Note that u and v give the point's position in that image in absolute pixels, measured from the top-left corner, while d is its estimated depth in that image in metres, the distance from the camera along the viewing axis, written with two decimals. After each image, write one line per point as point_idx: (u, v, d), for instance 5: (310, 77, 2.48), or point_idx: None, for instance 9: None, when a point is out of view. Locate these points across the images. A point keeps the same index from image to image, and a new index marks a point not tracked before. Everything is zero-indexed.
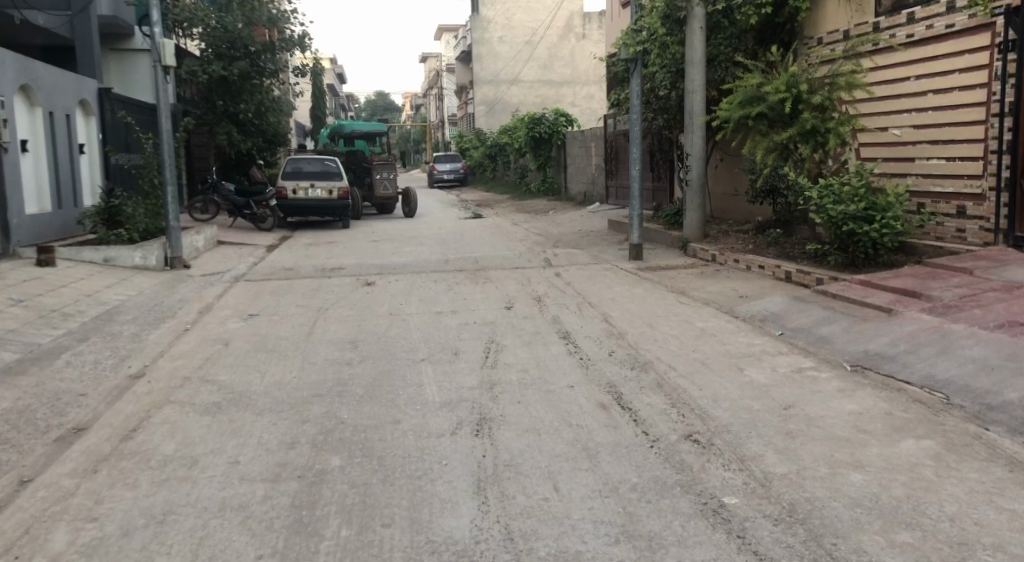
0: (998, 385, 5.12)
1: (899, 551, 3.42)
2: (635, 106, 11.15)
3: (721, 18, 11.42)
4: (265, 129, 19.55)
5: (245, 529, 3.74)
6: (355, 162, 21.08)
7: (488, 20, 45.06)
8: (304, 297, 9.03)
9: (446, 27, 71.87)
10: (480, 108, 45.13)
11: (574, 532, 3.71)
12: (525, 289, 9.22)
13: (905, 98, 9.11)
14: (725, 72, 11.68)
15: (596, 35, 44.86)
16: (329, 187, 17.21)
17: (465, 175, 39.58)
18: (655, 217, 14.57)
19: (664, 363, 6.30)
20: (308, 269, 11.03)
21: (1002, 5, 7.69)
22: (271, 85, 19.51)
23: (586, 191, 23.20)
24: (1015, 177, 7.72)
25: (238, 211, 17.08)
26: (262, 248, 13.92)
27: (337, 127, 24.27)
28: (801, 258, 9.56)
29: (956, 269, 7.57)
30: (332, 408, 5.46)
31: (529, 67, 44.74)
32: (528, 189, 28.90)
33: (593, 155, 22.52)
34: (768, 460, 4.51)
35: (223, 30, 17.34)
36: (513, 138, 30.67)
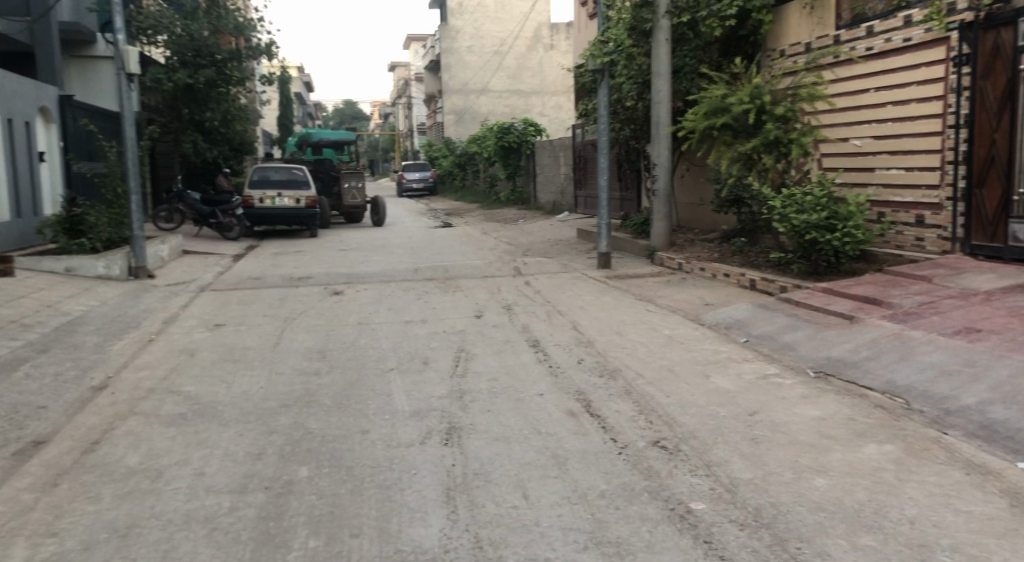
0: (956, 391, 5.24)
1: (861, 554, 3.49)
2: (602, 116, 11.19)
3: (686, 30, 11.52)
4: (232, 138, 19.35)
5: (211, 542, 3.70)
6: (323, 170, 20.83)
7: (456, 29, 44.81)
8: (271, 307, 8.94)
9: (415, 37, 71.91)
10: (449, 118, 45.12)
11: (543, 539, 3.73)
12: (495, 298, 9.23)
13: (864, 110, 9.31)
14: (690, 83, 11.83)
15: (563, 45, 45.50)
16: (296, 196, 17.03)
17: (433, 184, 39.59)
18: (623, 226, 14.70)
19: (632, 370, 6.35)
20: (275, 278, 10.92)
21: (956, 19, 7.95)
22: (238, 92, 19.23)
23: (555, 200, 23.32)
24: (971, 187, 7.96)
25: (204, 220, 16.94)
26: (228, 257, 13.77)
27: (303, 134, 23.93)
28: (765, 267, 9.71)
29: (915, 278, 7.73)
30: (300, 419, 5.41)
31: (497, 77, 44.89)
32: (498, 197, 29.03)
33: (562, 164, 22.69)
34: (734, 466, 4.57)
35: (189, 37, 17.08)
36: (481, 147, 30.73)
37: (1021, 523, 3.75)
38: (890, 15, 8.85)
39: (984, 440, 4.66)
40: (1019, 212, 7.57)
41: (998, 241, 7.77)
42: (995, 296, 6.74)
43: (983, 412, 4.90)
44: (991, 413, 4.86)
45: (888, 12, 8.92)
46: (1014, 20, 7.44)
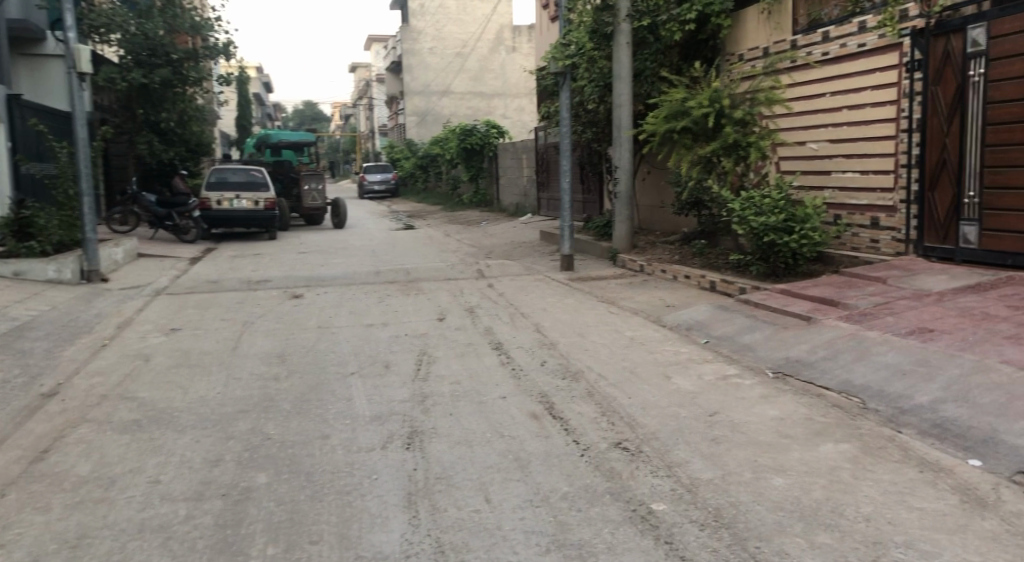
0: (909, 390, 5.35)
1: (819, 553, 3.54)
2: (564, 119, 11.22)
3: (646, 34, 11.63)
4: (188, 139, 19.14)
5: (166, 551, 3.62)
6: (283, 172, 20.60)
7: (417, 31, 44.66)
8: (228, 311, 8.78)
9: (376, 38, 71.45)
10: (411, 120, 44.95)
11: (505, 542, 3.71)
12: (457, 300, 9.20)
13: (820, 114, 9.46)
14: (651, 86, 11.92)
15: (525, 48, 45.70)
16: (254, 199, 16.83)
17: (395, 186, 39.37)
18: (586, 228, 14.76)
19: (594, 372, 6.36)
20: (233, 281, 10.75)
21: (908, 26, 8.14)
22: (195, 93, 18.90)
23: (518, 202, 23.38)
24: (924, 189, 8.14)
25: (160, 222, 16.60)
26: (185, 260, 13.52)
27: (262, 135, 23.56)
28: (724, 269, 9.82)
29: (870, 279, 7.88)
30: (258, 424, 5.33)
31: (460, 78, 44.84)
32: (460, 199, 28.99)
33: (524, 167, 22.74)
34: (695, 466, 4.61)
35: (143, 36, 16.73)
36: (443, 149, 30.68)
37: (972, 519, 3.83)
38: (845, 21, 9.01)
39: (937, 438, 4.76)
40: (968, 215, 7.75)
41: (949, 243, 7.96)
42: (947, 296, 6.90)
43: (935, 410, 5.01)
44: (943, 411, 4.97)
45: (844, 17, 9.06)
46: (963, 27, 7.66)
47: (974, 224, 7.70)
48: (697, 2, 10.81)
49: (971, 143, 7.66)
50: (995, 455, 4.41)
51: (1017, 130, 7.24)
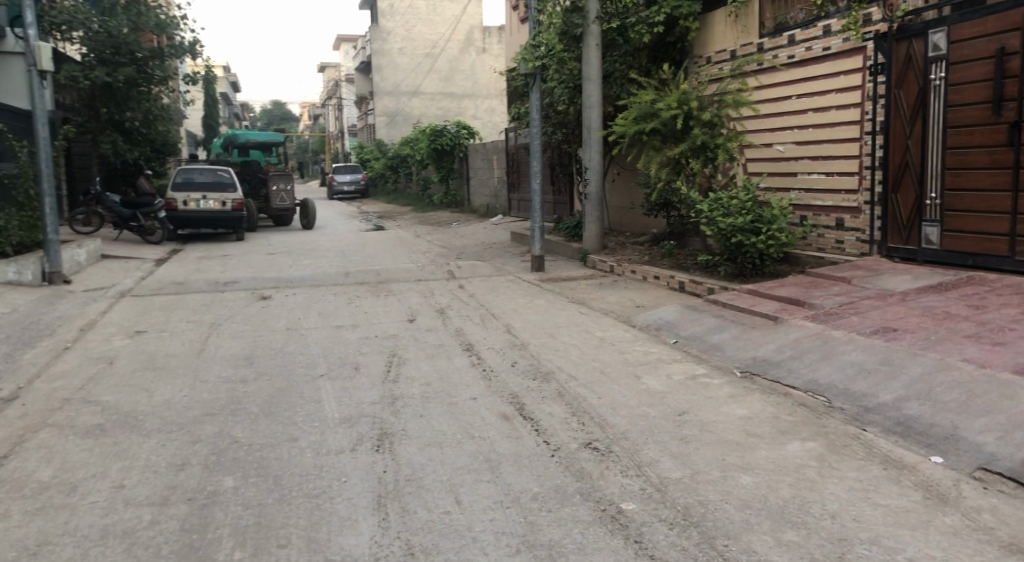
0: (874, 388, 5.43)
1: (785, 550, 3.58)
2: (535, 120, 11.24)
3: (616, 35, 11.73)
4: (153, 139, 18.90)
5: (130, 557, 3.56)
6: (251, 172, 20.50)
7: (387, 31, 44.51)
8: (194, 313, 8.66)
9: (346, 38, 71.01)
10: (381, 120, 44.74)
11: (475, 544, 3.70)
12: (427, 302, 9.17)
13: (787, 116, 9.59)
14: (620, 88, 12.01)
15: (495, 49, 45.76)
16: (221, 199, 16.71)
17: (365, 186, 39.13)
18: (557, 229, 14.80)
19: (565, 373, 6.38)
20: (199, 283, 10.61)
21: (872, 30, 8.30)
22: (160, 92, 18.70)
23: (488, 203, 23.41)
24: (888, 191, 8.28)
25: (124, 223, 16.13)
26: (150, 261, 13.30)
27: (230, 134, 23.02)
28: (693, 269, 9.92)
29: (836, 279, 7.99)
30: (225, 428, 5.26)
31: (430, 79, 44.76)
32: (431, 200, 28.92)
33: (495, 167, 22.75)
34: (664, 466, 4.63)
35: (106, 34, 16.49)
36: (413, 149, 30.56)
37: (934, 515, 3.90)
38: (810, 24, 9.14)
39: (900, 436, 4.84)
40: (931, 216, 7.89)
41: (912, 243, 8.10)
42: (910, 296, 7.01)
43: (899, 408, 5.10)
44: (906, 409, 5.05)
45: (809, 21, 9.18)
46: (925, 31, 7.81)
47: (936, 225, 7.84)
48: (665, 5, 10.96)
49: (933, 145, 7.81)
50: (956, 452, 4.49)
51: (976, 133, 7.39)
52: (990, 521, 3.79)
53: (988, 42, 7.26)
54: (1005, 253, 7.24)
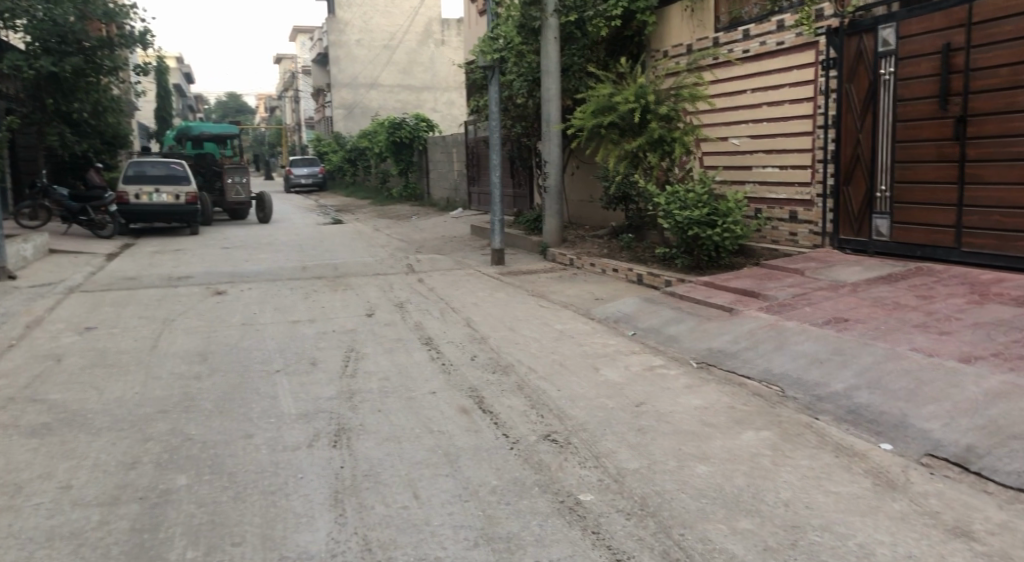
0: (826, 377, 5.53)
1: (739, 538, 3.63)
2: (493, 113, 11.20)
3: (573, 29, 11.66)
4: (103, 131, 18.68)
5: (78, 559, 3.48)
6: (205, 165, 20.21)
7: (345, 22, 44.14)
8: (146, 308, 8.49)
9: (304, 30, 70.10)
10: (339, 112, 44.31)
11: (433, 538, 3.69)
12: (386, 296, 9.11)
13: (742, 110, 9.70)
14: (579, 81, 12.02)
15: (454, 42, 45.80)
16: (175, 192, 16.44)
17: (322, 179, 38.71)
18: (517, 223, 14.82)
19: (524, 365, 6.39)
20: (151, 278, 10.39)
21: (824, 25, 8.42)
22: (109, 83, 18.33)
23: (448, 197, 23.40)
24: (839, 184, 8.44)
25: (73, 217, 15.71)
26: (101, 257, 13.00)
27: (183, 127, 22.22)
28: (652, 262, 10.01)
29: (789, 270, 8.12)
30: (179, 425, 5.17)
31: (388, 71, 44.49)
32: (389, 193, 28.75)
33: (454, 161, 22.73)
34: (621, 457, 4.66)
35: (51, 22, 15.92)
36: (371, 142, 30.34)
37: (883, 501, 3.98)
38: (764, 19, 9.26)
39: (851, 424, 4.94)
40: (881, 208, 8.07)
41: (863, 236, 8.28)
42: (860, 287, 7.15)
43: (850, 397, 5.20)
44: (857, 398, 5.15)
45: (763, 16, 9.30)
46: (875, 27, 7.96)
47: (886, 217, 8.02)
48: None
49: (882, 139, 7.97)
50: (905, 439, 4.60)
51: (924, 127, 7.55)
52: (936, 506, 3.88)
53: (934, 38, 7.42)
54: (951, 245, 7.42)
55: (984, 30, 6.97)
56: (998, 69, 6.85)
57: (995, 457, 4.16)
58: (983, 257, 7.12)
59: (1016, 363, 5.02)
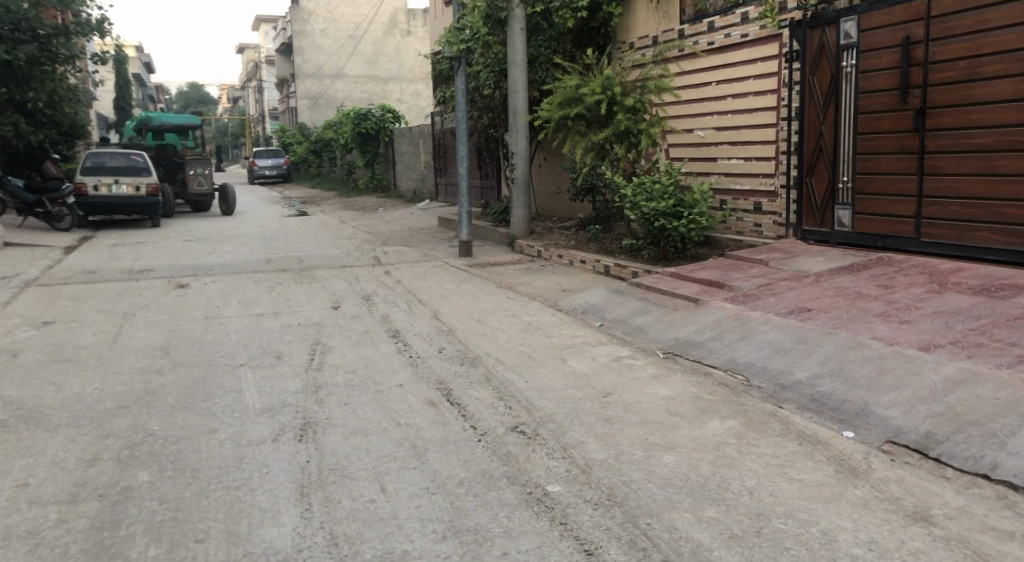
0: (791, 366, 5.60)
1: (705, 526, 3.66)
2: (460, 104, 11.15)
3: (540, 20, 11.72)
4: (59, 120, 17.99)
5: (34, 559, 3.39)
6: (166, 156, 19.94)
7: (309, 12, 43.66)
8: (107, 302, 8.32)
9: (267, 19, 69.10)
10: (304, 103, 43.82)
11: (400, 531, 3.66)
12: (353, 288, 9.04)
13: (707, 102, 9.78)
14: (545, 73, 12.05)
15: (420, 32, 45.51)
16: (136, 183, 16.14)
17: (287, 171, 38.25)
18: (484, 214, 14.79)
19: (492, 357, 6.38)
20: (111, 271, 10.20)
21: (787, 17, 8.52)
22: (66, 72, 18.06)
23: (415, 188, 23.28)
24: (803, 175, 8.56)
25: (29, 209, 15.45)
26: (58, 250, 12.71)
27: (144, 118, 21.89)
28: (618, 253, 10.05)
29: (753, 261, 8.21)
30: (140, 420, 5.08)
31: (353, 62, 44.13)
32: (355, 185, 28.53)
33: (421, 152, 22.60)
34: (589, 447, 4.67)
35: (4, 9, 15.57)
36: (337, 133, 30.03)
37: (845, 487, 4.04)
38: (729, 12, 9.32)
39: (815, 412, 5.01)
40: (843, 199, 8.19)
41: (826, 226, 8.40)
42: (823, 277, 7.24)
43: (813, 386, 5.27)
44: (820, 386, 5.23)
45: (727, 8, 9.37)
46: (836, 20, 8.05)
47: (848, 208, 8.14)
48: None
49: (844, 131, 8.09)
50: (866, 427, 4.67)
51: (884, 119, 7.67)
52: (897, 491, 3.95)
53: (894, 31, 7.51)
54: (911, 236, 7.55)
55: (942, 23, 7.08)
56: (957, 61, 6.97)
57: (953, 443, 4.24)
58: (942, 247, 7.26)
59: (973, 350, 5.12)
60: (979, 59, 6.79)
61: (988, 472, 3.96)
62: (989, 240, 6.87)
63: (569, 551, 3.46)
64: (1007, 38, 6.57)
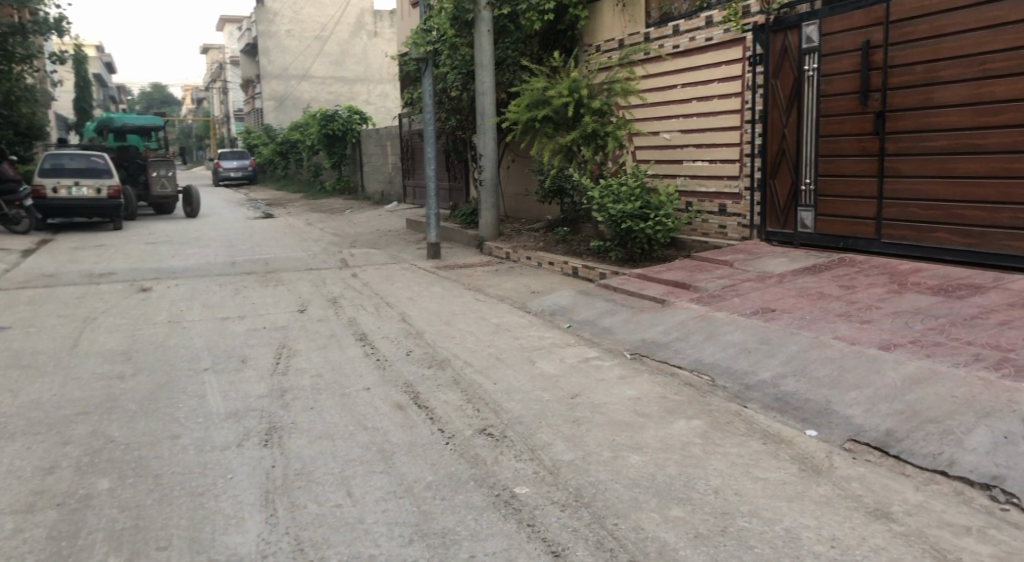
0: (755, 366, 5.67)
1: (671, 526, 3.69)
2: (427, 106, 11.12)
3: (507, 23, 11.82)
4: (16, 120, 17.97)
5: None
6: (127, 158, 19.69)
7: (274, 13, 43.31)
8: (66, 307, 8.17)
9: (232, 19, 68.35)
10: (269, 104, 43.42)
11: (367, 536, 3.64)
12: (319, 291, 8.97)
13: (672, 104, 9.88)
14: (513, 75, 12.11)
15: (387, 33, 45.35)
16: (96, 186, 15.86)
17: (253, 173, 37.87)
18: (453, 216, 14.76)
19: (460, 360, 6.37)
20: (71, 275, 10.03)
21: (750, 21, 8.63)
22: (23, 72, 17.73)
23: (382, 190, 23.18)
24: (766, 177, 8.68)
25: None
26: (15, 254, 12.42)
27: (105, 118, 21.38)
28: (586, 255, 10.10)
29: (718, 262, 8.29)
30: (100, 427, 4.99)
31: (319, 62, 43.85)
32: (322, 187, 28.35)
33: (388, 154, 22.53)
34: (556, 449, 4.68)
35: None
36: (303, 135, 29.76)
37: (809, 485, 4.10)
38: (694, 15, 9.41)
39: (778, 411, 5.07)
40: (806, 201, 8.31)
41: (789, 227, 8.52)
42: (787, 278, 7.34)
43: (777, 385, 5.33)
44: (784, 386, 5.30)
45: (692, 12, 9.47)
46: (799, 24, 8.17)
47: (810, 210, 8.27)
48: None
49: (805, 133, 8.21)
50: (829, 425, 4.74)
51: (845, 122, 7.79)
52: (858, 489, 4.01)
53: (855, 36, 7.63)
54: (872, 236, 7.67)
55: (901, 28, 7.21)
56: (915, 66, 7.09)
57: (912, 441, 4.32)
58: (901, 249, 7.39)
59: (932, 349, 5.22)
60: (936, 63, 6.92)
61: (946, 468, 4.04)
62: (947, 241, 7.01)
63: (536, 553, 3.46)
64: (964, 43, 6.71)
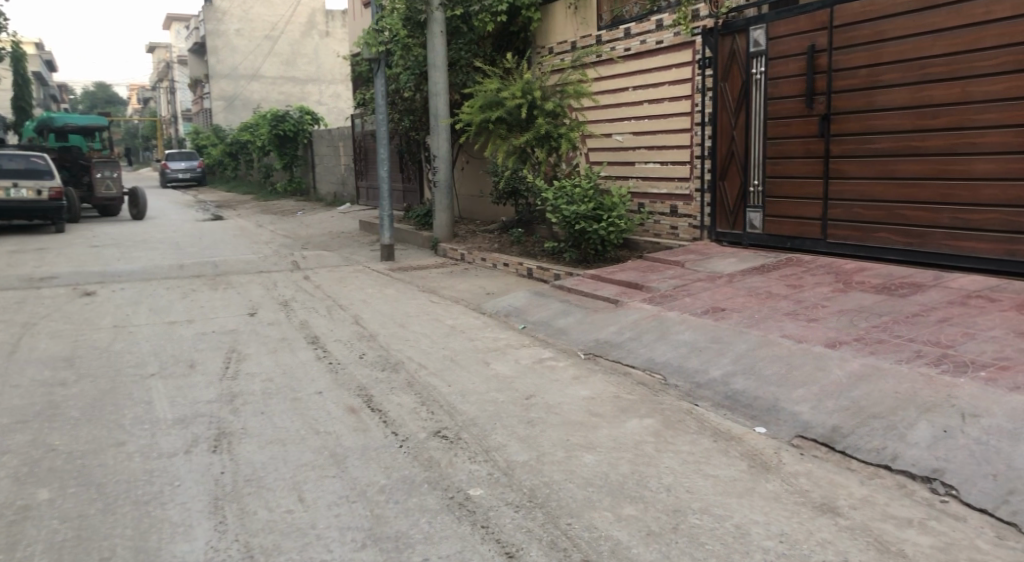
0: (706, 364, 5.74)
1: (624, 524, 3.71)
2: (380, 106, 11.04)
3: (460, 24, 11.84)
4: None
5: None
6: (70, 159, 19.10)
7: (223, 11, 42.54)
8: (4, 312, 7.91)
9: (179, 17, 66.96)
10: (218, 105, 42.66)
11: (319, 542, 3.59)
12: (269, 294, 8.84)
13: (624, 107, 9.98)
14: (466, 77, 12.11)
15: (339, 33, 44.96)
16: (37, 187, 15.46)
17: (202, 175, 37.19)
18: (407, 218, 14.68)
19: (413, 362, 6.34)
20: (9, 279, 9.72)
21: (700, 25, 8.76)
22: None
23: (336, 191, 22.96)
24: (716, 178, 8.81)
25: None
26: None
27: (43, 118, 20.74)
28: (541, 256, 10.15)
29: (671, 262, 8.39)
30: (40, 436, 4.85)
31: (269, 62, 43.25)
32: (273, 188, 28.00)
33: (341, 155, 22.35)
34: (511, 450, 4.68)
35: None
36: (253, 135, 29.30)
37: (758, 482, 4.16)
38: (644, 18, 9.53)
39: (729, 409, 5.15)
40: (755, 203, 8.46)
41: (739, 228, 8.66)
42: (737, 278, 7.45)
43: (727, 383, 5.41)
44: (733, 384, 5.38)
45: (642, 16, 9.59)
46: (746, 28, 8.32)
47: (759, 211, 8.41)
48: None
49: (754, 136, 8.36)
50: (777, 422, 4.82)
51: (792, 125, 7.95)
52: (806, 484, 4.09)
53: (800, 40, 7.80)
54: (819, 236, 7.84)
55: (844, 33, 7.38)
56: (858, 70, 7.28)
57: (857, 436, 4.42)
58: (847, 249, 7.56)
59: (876, 346, 5.35)
60: (879, 67, 7.10)
61: (890, 463, 4.14)
62: (889, 240, 7.19)
63: (489, 554, 3.46)
64: (904, 48, 6.89)
